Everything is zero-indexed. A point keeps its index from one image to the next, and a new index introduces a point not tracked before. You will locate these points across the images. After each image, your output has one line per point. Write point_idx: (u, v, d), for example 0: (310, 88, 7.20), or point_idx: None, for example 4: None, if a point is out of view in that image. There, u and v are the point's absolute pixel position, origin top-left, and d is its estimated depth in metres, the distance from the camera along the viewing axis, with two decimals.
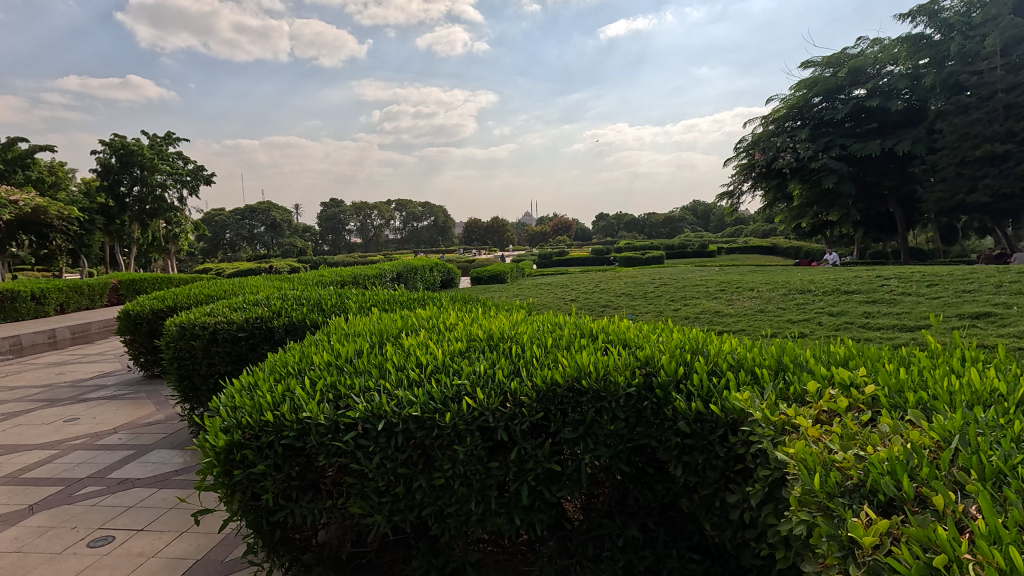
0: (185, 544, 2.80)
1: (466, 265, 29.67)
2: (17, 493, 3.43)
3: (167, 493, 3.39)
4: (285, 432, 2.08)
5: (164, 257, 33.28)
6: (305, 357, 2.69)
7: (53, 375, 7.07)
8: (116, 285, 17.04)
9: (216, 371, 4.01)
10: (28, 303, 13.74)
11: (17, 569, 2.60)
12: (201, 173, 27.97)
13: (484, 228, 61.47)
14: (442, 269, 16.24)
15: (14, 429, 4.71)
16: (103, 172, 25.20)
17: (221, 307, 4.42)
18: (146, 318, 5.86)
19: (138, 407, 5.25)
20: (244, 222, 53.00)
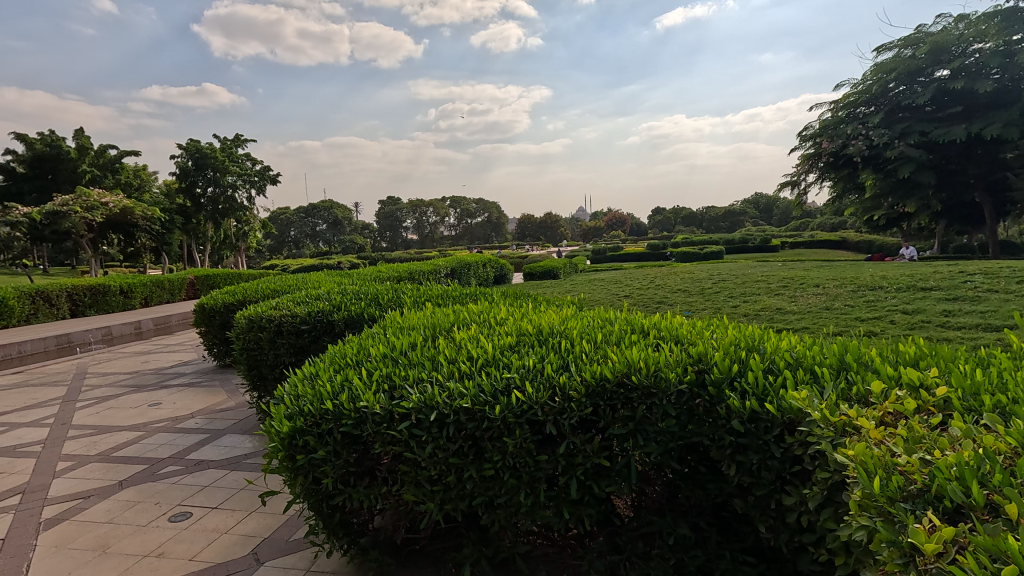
0: (255, 523, 2.99)
1: (519, 261, 29.71)
2: (109, 469, 3.77)
3: (239, 475, 3.62)
4: (344, 420, 2.18)
5: (235, 254, 35.37)
6: (362, 349, 2.79)
7: (140, 363, 7.68)
8: (193, 280, 18.22)
9: (281, 362, 4.23)
10: (117, 297, 14.95)
11: (110, 538, 2.86)
12: (267, 174, 29.40)
13: (537, 224, 61.38)
14: (495, 264, 16.40)
15: (106, 412, 5.16)
16: (181, 174, 27.16)
17: (287, 301, 4.65)
18: (219, 311, 6.26)
19: (212, 394, 5.63)
20: (307, 220, 55.37)
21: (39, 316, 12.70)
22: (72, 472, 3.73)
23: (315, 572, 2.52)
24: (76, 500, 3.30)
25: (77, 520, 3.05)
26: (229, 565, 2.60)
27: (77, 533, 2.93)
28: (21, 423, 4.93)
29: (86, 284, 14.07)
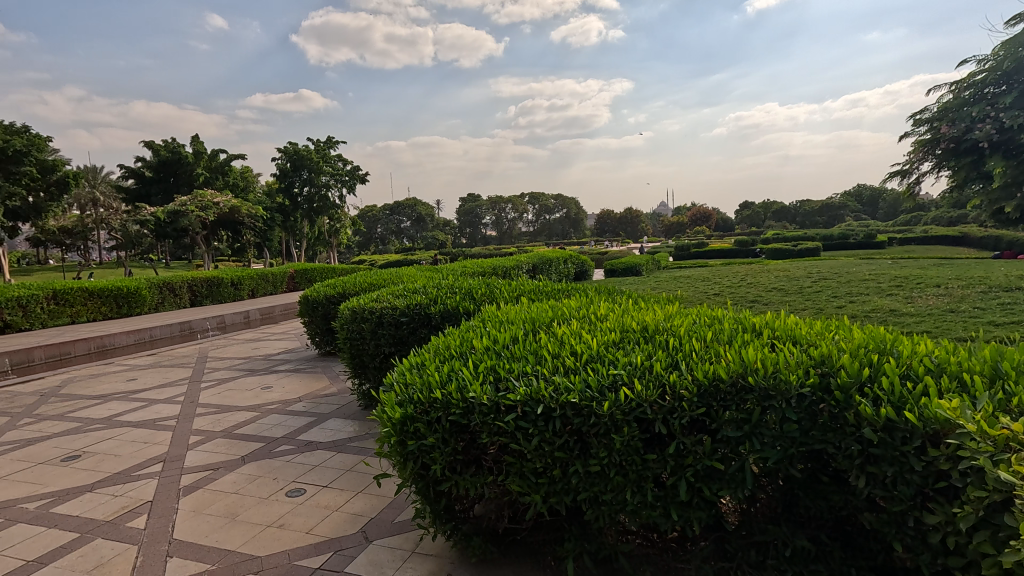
0: (362, 503, 3.17)
1: (599, 257, 29.27)
2: (233, 445, 4.14)
3: (346, 457, 3.85)
4: (452, 409, 2.25)
5: (329, 250, 37.65)
6: (464, 341, 2.87)
7: (251, 349, 8.38)
8: (292, 274, 19.60)
9: (382, 352, 4.45)
10: (228, 289, 16.39)
11: (239, 507, 3.14)
12: (357, 173, 30.93)
13: (617, 219, 60.20)
14: (576, 260, 16.28)
15: (226, 393, 5.68)
16: (281, 175, 29.27)
17: (387, 294, 4.88)
18: (321, 303, 6.71)
19: (316, 380, 6.04)
20: (393, 216, 57.77)
21: (166, 304, 14.20)
22: (202, 445, 4.13)
23: (421, 553, 2.63)
24: (207, 471, 3.65)
25: (210, 489, 3.38)
26: (342, 540, 2.78)
27: (210, 500, 3.24)
28: (159, 399, 5.55)
29: (203, 276, 15.55)
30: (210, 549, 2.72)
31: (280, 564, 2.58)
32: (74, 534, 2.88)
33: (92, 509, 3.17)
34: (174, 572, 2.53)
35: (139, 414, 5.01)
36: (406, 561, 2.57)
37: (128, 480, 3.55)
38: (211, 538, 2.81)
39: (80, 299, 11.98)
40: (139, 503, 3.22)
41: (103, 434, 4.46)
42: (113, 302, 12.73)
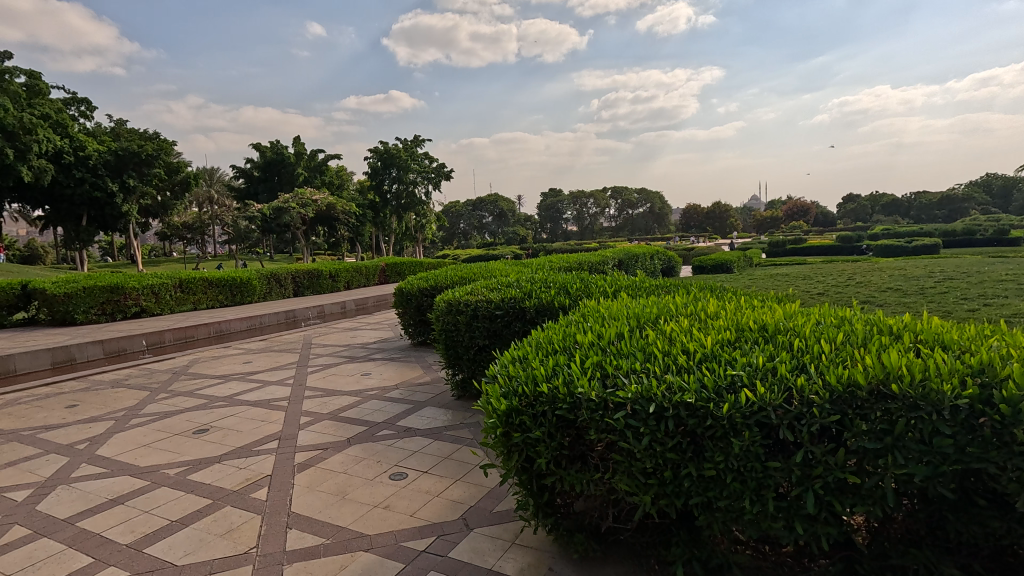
0: (461, 491, 3.24)
1: (687, 253, 28.18)
2: (339, 427, 4.39)
3: (443, 444, 3.96)
4: (559, 404, 2.23)
5: (415, 245, 39.06)
6: (567, 336, 2.86)
7: (350, 337, 8.87)
8: (384, 268, 20.54)
9: (476, 344, 4.54)
10: (327, 281, 17.46)
11: (348, 486, 3.32)
12: (442, 170, 31.80)
13: (704, 214, 57.68)
14: (663, 256, 15.78)
15: (330, 377, 6.06)
16: (373, 174, 30.75)
17: (480, 287, 4.99)
18: (416, 295, 7.02)
19: (410, 369, 6.28)
20: (476, 212, 58.89)
21: (272, 294, 15.37)
22: (312, 426, 4.42)
23: (521, 544, 2.65)
24: (318, 450, 3.90)
25: (320, 468, 3.60)
26: (444, 525, 2.86)
27: (322, 478, 3.45)
28: (271, 381, 6.01)
29: (305, 269, 16.67)
30: (324, 524, 2.89)
31: (388, 543, 2.70)
32: (207, 501, 3.18)
33: (221, 479, 3.47)
34: (293, 543, 2.71)
35: (256, 394, 5.46)
36: (507, 551, 2.60)
37: (249, 454, 3.87)
38: (325, 514, 3.00)
39: (202, 288, 13.26)
40: (260, 476, 3.49)
41: (226, 411, 4.89)
42: (229, 291, 13.97)
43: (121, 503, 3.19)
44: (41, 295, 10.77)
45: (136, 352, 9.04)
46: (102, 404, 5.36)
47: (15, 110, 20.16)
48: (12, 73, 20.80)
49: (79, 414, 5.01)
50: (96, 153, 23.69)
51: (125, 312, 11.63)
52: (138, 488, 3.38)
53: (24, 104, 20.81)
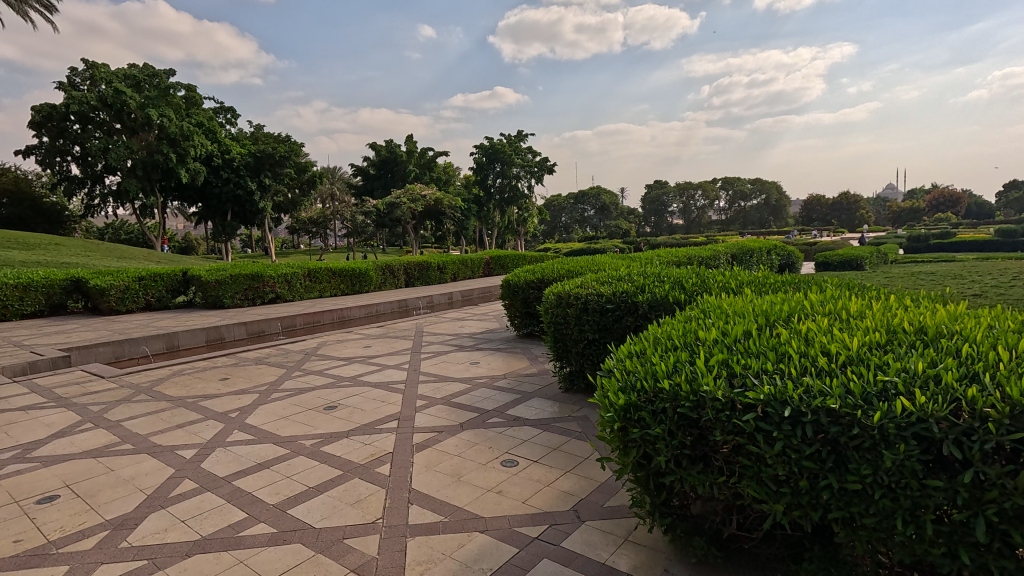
0: (571, 482, 3.25)
1: (808, 249, 25.90)
2: (451, 412, 4.59)
3: (552, 435, 4.00)
4: (681, 401, 2.15)
5: (517, 238, 39.67)
6: (688, 332, 2.76)
7: (458, 327, 9.23)
8: (489, 260, 21.08)
9: (585, 337, 4.54)
10: (435, 272, 18.27)
11: (462, 469, 3.46)
12: (545, 164, 31.98)
13: (829, 205, 52.65)
14: (781, 251, 14.68)
15: (441, 364, 6.35)
16: (478, 168, 31.70)
17: (590, 280, 4.96)
18: (522, 287, 7.17)
19: (517, 360, 6.40)
20: (578, 205, 58.45)
21: (386, 284, 16.39)
22: (427, 410, 4.66)
23: (634, 541, 2.60)
24: (434, 433, 4.10)
25: (437, 449, 3.79)
26: (556, 515, 2.89)
27: (438, 459, 3.63)
28: (389, 364, 6.43)
29: (415, 262, 17.58)
30: (442, 503, 3.04)
31: (503, 527, 2.78)
32: (339, 471, 3.46)
33: (349, 452, 3.77)
34: (414, 518, 2.88)
35: (377, 376, 5.86)
36: (620, 546, 2.57)
37: (374, 431, 4.17)
38: (442, 493, 3.15)
39: (326, 277, 14.45)
40: (383, 453, 3.74)
41: (351, 390, 5.31)
42: (349, 280, 15.11)
43: (267, 467, 3.58)
44: (197, 281, 12.32)
45: (272, 334, 10.07)
46: (248, 378, 6.04)
47: (177, 120, 23.21)
48: (175, 87, 23.94)
49: (231, 387, 5.69)
50: (239, 156, 26.71)
51: (263, 298, 13.01)
52: (281, 455, 3.77)
53: (183, 115, 23.93)
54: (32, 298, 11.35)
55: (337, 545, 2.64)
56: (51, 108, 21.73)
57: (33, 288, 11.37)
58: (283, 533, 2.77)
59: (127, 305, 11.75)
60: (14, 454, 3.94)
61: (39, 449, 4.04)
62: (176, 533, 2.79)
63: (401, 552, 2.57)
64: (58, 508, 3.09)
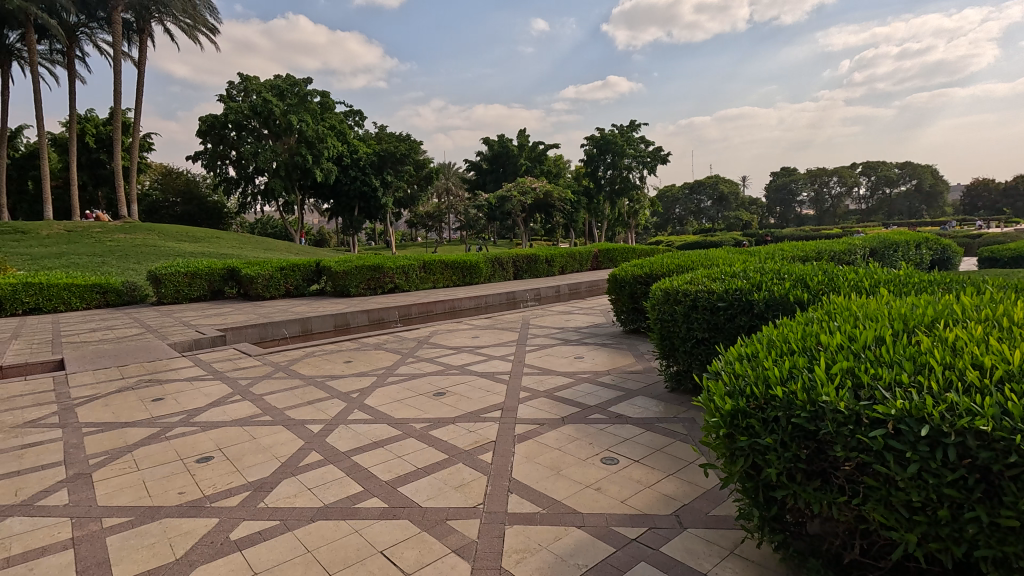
0: (673, 486, 3.14)
1: (971, 242, 22.40)
2: (554, 405, 4.63)
3: (655, 436, 3.89)
4: (796, 410, 1.99)
5: (627, 231, 38.75)
6: (808, 336, 2.54)
7: (564, 320, 9.25)
8: (597, 254, 20.83)
9: (694, 335, 4.35)
10: (543, 265, 18.41)
11: (561, 463, 3.48)
12: (659, 153, 30.81)
13: (1000, 190, 45.01)
14: (934, 245, 12.88)
15: (545, 357, 6.42)
16: (588, 160, 31.44)
17: (701, 276, 4.73)
18: (629, 282, 7.04)
19: (623, 356, 6.29)
20: (693, 196, 55.57)
21: (495, 276, 16.84)
22: (530, 401, 4.74)
23: (740, 555, 2.46)
24: (535, 425, 4.17)
25: (537, 441, 3.85)
26: (656, 518, 2.81)
27: (538, 451, 3.68)
28: (495, 355, 6.62)
29: (524, 255, 17.84)
30: (540, 494, 3.09)
31: (600, 525, 2.75)
32: (444, 455, 3.64)
33: (455, 438, 3.95)
34: (513, 507, 2.95)
35: (483, 366, 6.07)
36: (724, 559, 2.44)
37: (478, 419, 4.33)
38: (541, 485, 3.20)
39: (440, 269, 15.18)
40: (486, 441, 3.87)
41: (459, 379, 5.55)
42: (461, 272, 15.73)
43: (380, 446, 3.87)
44: (328, 272, 13.54)
45: (390, 322, 10.80)
46: (368, 362, 6.55)
47: (313, 124, 25.68)
48: (311, 94, 26.35)
49: (353, 370, 6.20)
50: (365, 156, 28.83)
51: (384, 288, 13.96)
52: (393, 436, 4.05)
53: (318, 119, 26.32)
54: (198, 284, 13.19)
55: (440, 525, 2.79)
56: (214, 118, 24.97)
57: (199, 276, 13.20)
58: (393, 509, 2.98)
59: (271, 292, 13.23)
60: (181, 418, 4.64)
61: (199, 415, 4.71)
62: (303, 499, 3.12)
63: (499, 538, 2.65)
64: (212, 468, 3.59)
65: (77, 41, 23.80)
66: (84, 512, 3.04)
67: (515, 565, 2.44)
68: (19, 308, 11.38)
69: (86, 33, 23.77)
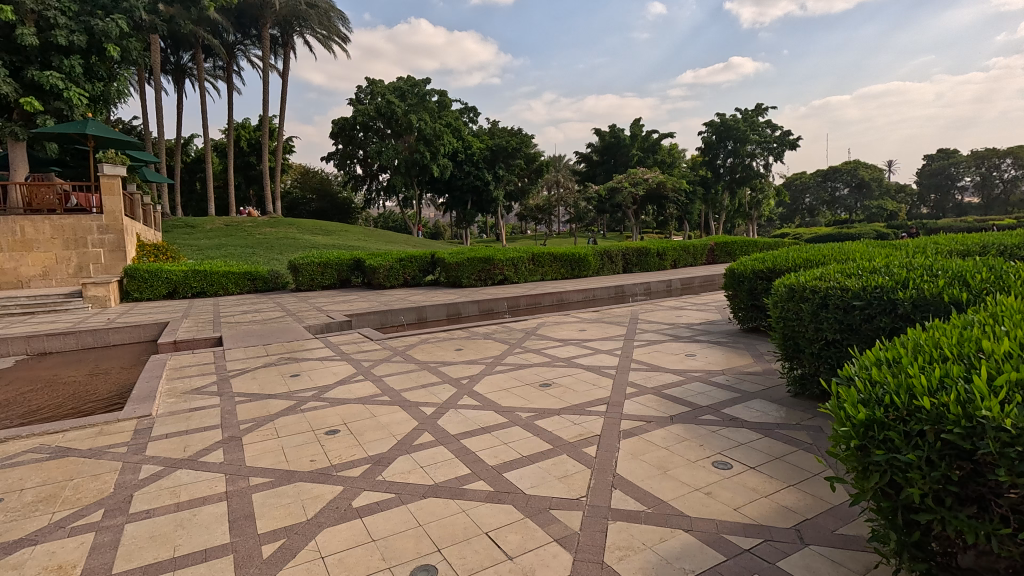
0: (794, 498, 2.91)
1: None
2: (662, 403, 4.48)
3: (774, 442, 3.62)
4: (948, 425, 1.75)
5: (748, 223, 36.27)
6: (966, 342, 2.21)
7: (675, 316, 8.89)
8: (713, 247, 19.76)
9: (824, 336, 3.98)
10: (654, 259, 17.83)
11: (668, 463, 3.37)
12: (787, 138, 28.41)
13: None
14: None
15: (653, 353, 6.22)
16: (706, 149, 29.87)
17: (833, 271, 4.30)
18: (748, 277, 6.61)
19: (739, 356, 5.91)
20: (826, 183, 50.33)
21: (604, 269, 16.62)
22: (636, 398, 4.63)
23: None
24: (642, 422, 4.06)
25: (643, 439, 3.75)
26: (773, 530, 2.62)
27: (644, 449, 3.59)
28: (602, 349, 6.55)
29: (635, 247, 17.40)
30: (646, 493, 3.01)
31: (709, 530, 2.63)
32: (548, 445, 3.68)
33: (559, 429, 3.98)
34: (617, 503, 2.91)
35: (590, 359, 6.04)
36: None
37: (583, 412, 4.31)
38: (646, 483, 3.12)
39: (548, 261, 15.29)
40: (591, 434, 3.85)
41: (565, 371, 5.57)
42: (570, 265, 15.74)
43: (488, 432, 4.00)
44: (442, 263, 14.21)
45: (499, 312, 11.10)
46: (477, 351, 6.79)
47: (431, 122, 26.96)
48: (430, 93, 27.64)
49: (464, 357, 6.47)
50: (479, 151, 29.78)
51: (493, 279, 14.35)
52: (500, 423, 4.16)
53: (436, 117, 27.57)
54: (329, 273, 14.48)
55: (544, 513, 2.83)
56: (345, 121, 27.19)
57: (330, 266, 14.48)
58: (499, 493, 3.07)
59: (391, 282, 14.16)
60: (313, 393, 5.14)
61: (328, 391, 5.19)
62: (416, 476, 3.32)
63: (601, 533, 2.63)
64: (338, 440, 3.94)
65: (235, 57, 27.01)
66: (235, 470, 3.50)
67: (617, 561, 2.41)
68: (188, 291, 13.27)
69: (241, 50, 26.90)
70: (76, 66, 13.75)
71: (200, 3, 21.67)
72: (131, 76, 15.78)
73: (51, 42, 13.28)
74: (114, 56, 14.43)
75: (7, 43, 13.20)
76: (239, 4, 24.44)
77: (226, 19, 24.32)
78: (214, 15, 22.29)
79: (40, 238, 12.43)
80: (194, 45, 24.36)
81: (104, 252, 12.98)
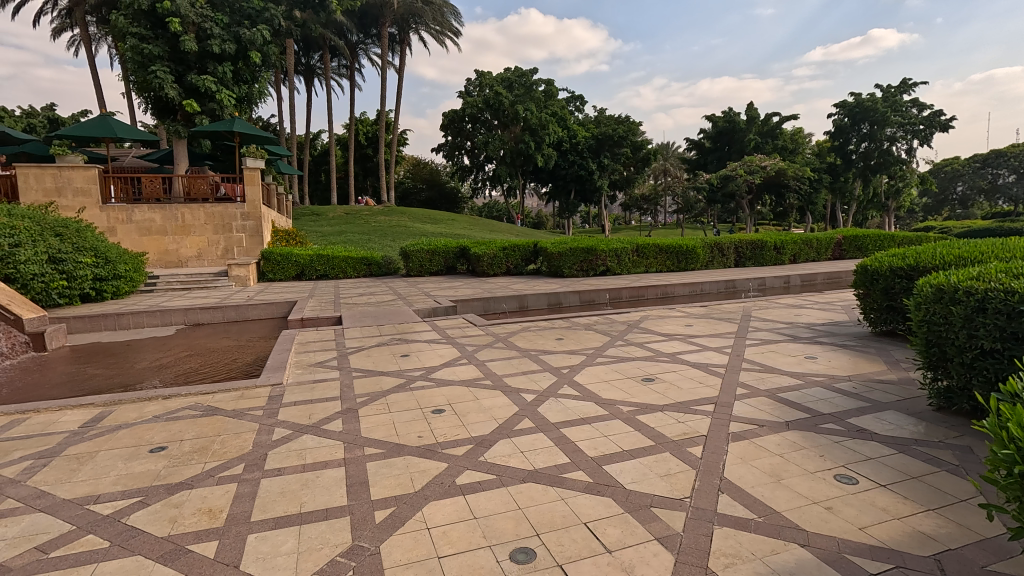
0: (933, 524, 2.59)
1: None
2: (777, 407, 4.17)
3: (910, 461, 3.24)
4: None
5: (884, 215, 32.53)
6: None
7: (793, 314, 8.23)
8: (841, 240, 17.98)
9: (978, 344, 3.50)
10: (771, 252, 16.61)
11: (783, 471, 3.14)
12: (938, 118, 24.99)
13: None
14: None
15: (768, 354, 5.81)
16: (837, 133, 27.11)
17: (993, 270, 3.74)
18: (884, 275, 5.96)
19: (869, 362, 5.34)
20: (985, 170, 43.70)
21: (714, 263, 15.78)
22: (748, 399, 4.36)
23: None
24: (753, 425, 3.82)
25: (754, 443, 3.53)
26: (907, 557, 2.36)
27: (755, 454, 3.38)
28: (711, 346, 6.23)
29: (749, 240, 16.33)
30: (755, 501, 2.84)
31: (830, 548, 2.42)
32: (651, 442, 3.59)
33: (662, 426, 3.86)
34: (724, 508, 2.77)
35: (696, 356, 5.77)
36: None
37: (688, 411, 4.13)
38: (756, 490, 2.94)
39: (653, 253, 14.81)
40: (696, 434, 3.69)
41: (670, 367, 5.38)
42: (677, 257, 15.13)
43: (587, 423, 3.98)
44: (545, 252, 14.28)
45: (601, 303, 10.95)
46: (578, 342, 6.75)
47: (537, 111, 27.04)
48: (537, 83, 27.70)
49: (565, 347, 6.46)
50: (584, 140, 29.51)
51: (596, 270, 14.17)
52: (600, 415, 4.13)
53: (542, 107, 27.66)
54: (436, 260, 15.13)
55: (644, 510, 2.77)
56: (455, 113, 28.24)
57: (438, 253, 15.11)
58: (598, 485, 3.05)
59: (494, 269, 14.51)
60: (421, 373, 5.44)
61: (435, 372, 5.46)
62: (516, 460, 3.39)
63: (706, 538, 2.52)
64: (443, 419, 4.13)
65: (358, 57, 28.90)
66: (352, 439, 3.79)
67: (723, 569, 2.30)
68: (314, 273, 14.56)
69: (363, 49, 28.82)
70: (227, 71, 15.50)
71: (329, 8, 23.50)
72: (269, 78, 17.47)
73: (207, 50, 15.04)
74: (257, 61, 16.06)
75: (174, 53, 15.14)
76: (362, 6, 26.05)
77: (351, 20, 26.10)
78: (340, 18, 24.11)
79: (196, 223, 14.20)
80: (322, 46, 26.37)
81: (245, 236, 14.60)
